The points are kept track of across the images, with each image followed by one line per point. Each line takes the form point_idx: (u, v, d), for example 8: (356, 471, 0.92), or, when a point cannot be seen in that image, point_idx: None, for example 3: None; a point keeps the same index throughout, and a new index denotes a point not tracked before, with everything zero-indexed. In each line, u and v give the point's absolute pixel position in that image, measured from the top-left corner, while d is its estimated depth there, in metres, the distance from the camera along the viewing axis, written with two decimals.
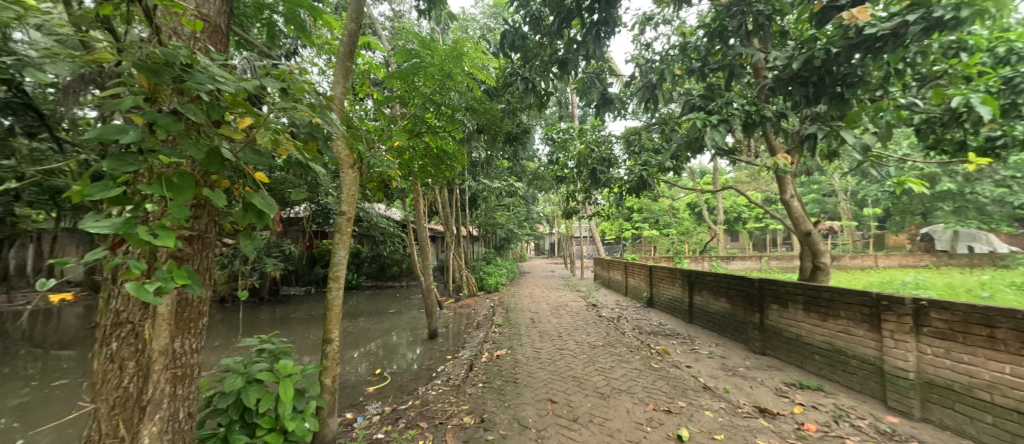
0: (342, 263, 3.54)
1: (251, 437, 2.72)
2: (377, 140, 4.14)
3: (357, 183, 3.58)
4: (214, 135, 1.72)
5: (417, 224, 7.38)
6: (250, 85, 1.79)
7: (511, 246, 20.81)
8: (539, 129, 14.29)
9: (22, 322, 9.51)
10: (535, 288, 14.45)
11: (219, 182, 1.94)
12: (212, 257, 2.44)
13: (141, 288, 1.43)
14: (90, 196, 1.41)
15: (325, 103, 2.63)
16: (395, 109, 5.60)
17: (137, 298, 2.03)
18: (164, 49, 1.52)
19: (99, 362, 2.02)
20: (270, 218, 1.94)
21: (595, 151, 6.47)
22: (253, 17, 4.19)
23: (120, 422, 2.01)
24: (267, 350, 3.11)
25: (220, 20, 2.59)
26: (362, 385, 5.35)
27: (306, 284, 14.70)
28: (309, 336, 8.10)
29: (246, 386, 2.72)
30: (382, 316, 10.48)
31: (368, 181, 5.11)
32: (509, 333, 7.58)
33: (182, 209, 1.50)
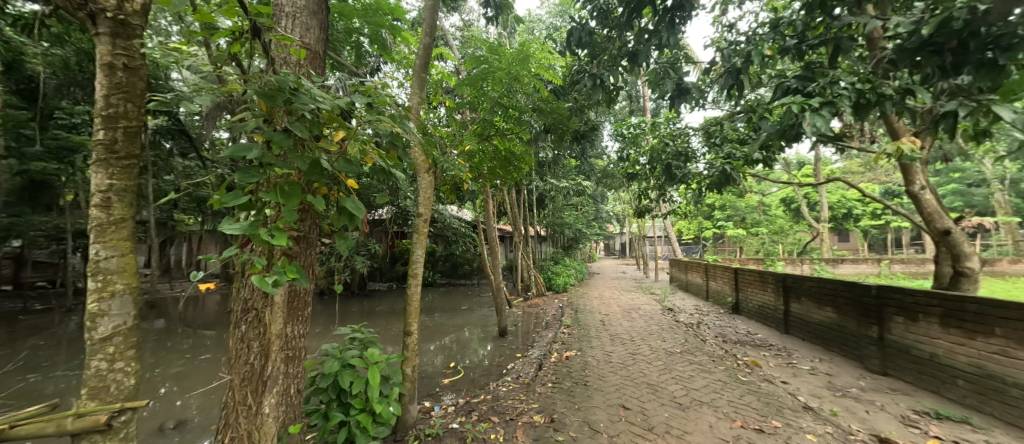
0: (420, 261, 3.80)
1: (346, 414, 3.06)
2: (449, 145, 4.36)
3: (432, 186, 3.81)
4: (316, 148, 1.98)
5: (486, 225, 7.57)
6: (343, 102, 2.03)
7: (580, 246, 20.47)
8: (608, 125, 13.89)
9: (178, 306, 11.75)
10: (606, 290, 14.01)
11: (320, 188, 2.22)
12: (313, 254, 2.78)
13: (263, 280, 1.70)
14: (226, 203, 1.72)
15: (405, 114, 2.86)
16: (466, 116, 5.85)
17: (260, 289, 2.41)
18: (277, 77, 1.80)
19: (234, 341, 2.43)
20: (360, 220, 2.18)
21: (670, 145, 6.07)
22: (344, 41, 4.73)
23: (248, 392, 2.39)
24: (358, 338, 3.47)
25: (319, 47, 2.95)
26: (438, 377, 5.68)
27: (388, 280, 15.99)
28: (391, 328, 8.82)
29: (341, 370, 3.06)
30: (455, 312, 11.01)
31: (442, 184, 5.40)
32: (578, 334, 7.47)
33: (292, 213, 1.76)
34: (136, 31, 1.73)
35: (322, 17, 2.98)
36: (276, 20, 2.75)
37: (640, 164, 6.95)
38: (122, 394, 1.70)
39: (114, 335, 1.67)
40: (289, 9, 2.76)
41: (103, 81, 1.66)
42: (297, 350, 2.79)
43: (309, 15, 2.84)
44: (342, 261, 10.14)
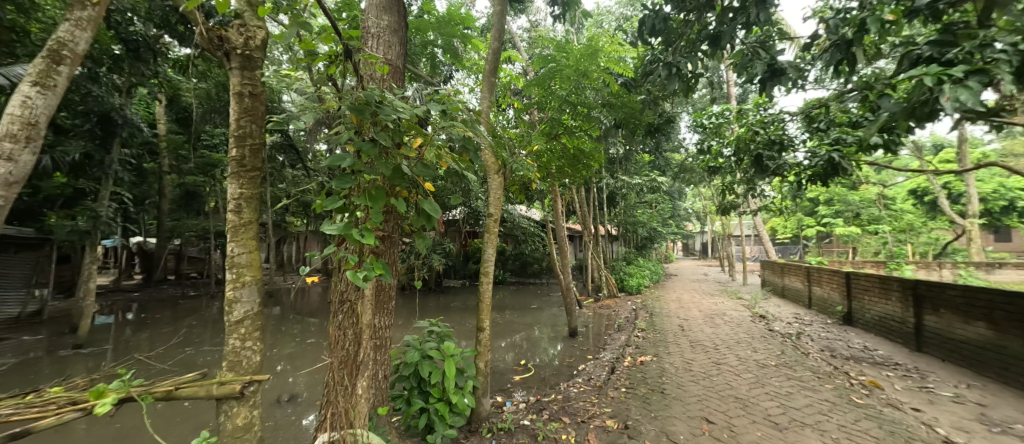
0: (491, 260, 3.94)
1: (426, 402, 3.30)
2: (517, 146, 4.43)
3: (502, 187, 3.93)
4: (398, 155, 2.18)
5: (555, 224, 7.52)
6: (420, 111, 2.19)
7: (655, 245, 19.38)
8: (687, 116, 12.92)
9: (289, 296, 13.62)
10: (685, 293, 13.09)
11: (401, 192, 2.43)
12: (396, 252, 3.05)
13: (355, 276, 1.92)
14: (326, 206, 1.99)
15: (476, 118, 2.98)
16: (534, 116, 5.91)
17: (353, 283, 2.71)
18: (364, 92, 2.02)
19: (333, 328, 2.75)
20: (437, 220, 2.33)
21: (760, 133, 5.41)
22: (420, 54, 5.09)
23: (344, 374, 2.68)
24: (435, 331, 3.70)
25: (399, 61, 3.21)
26: (509, 373, 5.81)
27: (462, 278, 16.74)
28: (465, 323, 9.23)
29: (421, 360, 3.30)
30: (525, 311, 11.14)
31: (511, 184, 5.51)
32: (654, 339, 7.11)
33: (378, 215, 1.96)
34: (258, 63, 2.10)
35: (402, 34, 3.24)
36: (364, 41, 3.05)
37: (724, 156, 6.36)
38: (251, 368, 2.04)
39: (243, 318, 2.02)
40: (374, 30, 3.05)
41: (236, 108, 2.04)
42: (383, 340, 3.07)
43: (391, 33, 3.12)
44: (420, 259, 10.87)
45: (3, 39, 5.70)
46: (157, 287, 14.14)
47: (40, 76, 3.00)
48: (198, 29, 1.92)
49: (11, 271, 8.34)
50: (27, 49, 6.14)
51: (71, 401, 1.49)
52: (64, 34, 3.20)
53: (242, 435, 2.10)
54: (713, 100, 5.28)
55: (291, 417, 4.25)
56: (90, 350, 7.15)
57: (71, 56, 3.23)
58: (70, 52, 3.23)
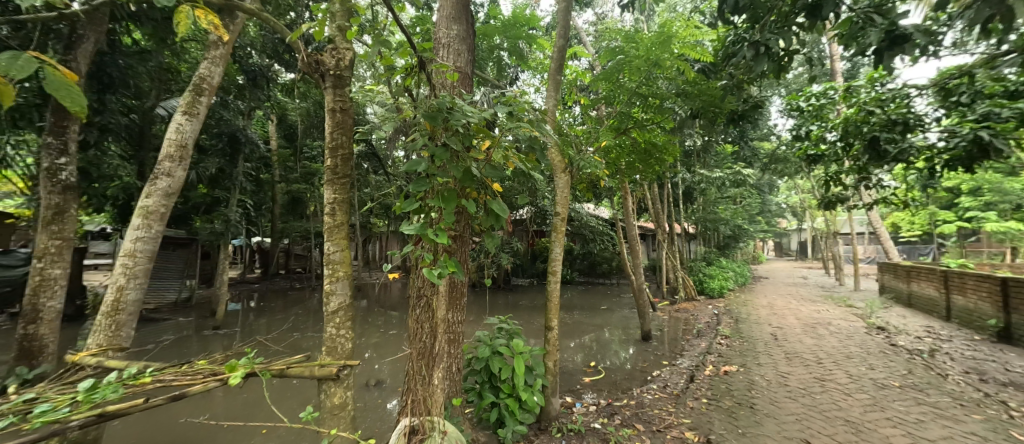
0: (559, 259, 3.92)
1: (497, 396, 3.40)
2: (584, 143, 4.35)
3: (569, 185, 3.91)
4: (468, 158, 2.29)
5: (625, 223, 7.20)
6: (487, 114, 2.28)
7: (741, 244, 17.58)
8: (778, 99, 11.54)
9: (374, 290, 14.95)
10: (778, 298, 11.66)
11: (471, 193, 2.53)
12: (467, 251, 3.20)
13: (431, 272, 2.07)
14: (405, 208, 2.17)
15: (542, 118, 3.00)
16: (602, 111, 5.75)
17: (429, 280, 2.90)
18: (437, 100, 2.16)
19: (413, 321, 2.99)
20: (505, 220, 2.40)
21: (875, 113, 4.57)
22: (487, 58, 5.30)
23: (421, 365, 2.88)
24: (505, 329, 3.80)
25: (468, 68, 3.34)
26: (578, 374, 5.72)
27: (530, 277, 16.85)
28: (534, 322, 9.28)
29: (491, 356, 3.42)
30: (595, 311, 10.87)
31: (579, 182, 5.42)
32: (740, 347, 6.47)
33: (450, 215, 2.10)
34: (347, 81, 2.38)
35: (470, 42, 3.37)
36: (436, 52, 3.24)
37: (828, 141, 5.50)
38: (345, 353, 2.30)
39: (337, 308, 2.28)
40: (445, 40, 3.23)
41: (330, 123, 2.34)
42: (456, 334, 3.25)
43: (460, 41, 3.26)
44: (489, 257, 11.19)
45: (164, 78, 7.11)
46: (271, 280, 16.49)
47: (188, 106, 3.69)
48: (302, 57, 2.29)
49: (170, 265, 10.35)
50: (179, 85, 7.59)
51: (212, 372, 1.83)
52: (204, 71, 3.93)
53: (338, 413, 2.39)
54: (812, 78, 4.62)
55: (377, 400, 4.66)
56: (225, 331, 8.60)
57: (209, 88, 3.92)
58: (208, 84, 3.92)
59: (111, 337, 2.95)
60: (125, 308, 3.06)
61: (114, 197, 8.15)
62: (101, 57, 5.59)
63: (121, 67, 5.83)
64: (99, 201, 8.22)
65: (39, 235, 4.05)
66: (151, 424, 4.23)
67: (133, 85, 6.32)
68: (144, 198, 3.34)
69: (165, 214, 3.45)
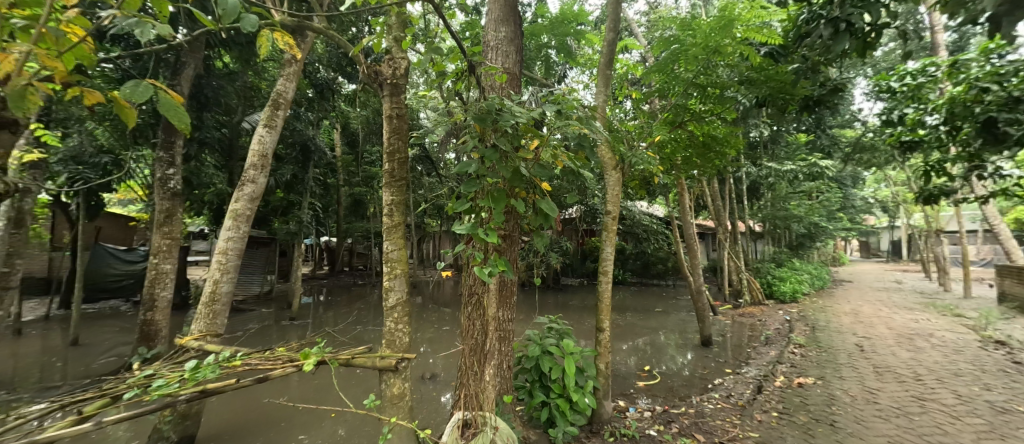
0: (610, 259, 3.82)
1: (547, 396, 3.40)
2: (637, 138, 4.18)
3: (620, 183, 3.82)
4: (517, 158, 2.32)
5: (682, 221, 6.81)
6: (535, 113, 2.30)
7: (818, 244, 15.88)
8: (863, 80, 10.25)
9: (428, 288, 15.61)
10: (864, 305, 10.36)
11: (520, 193, 2.54)
12: (517, 251, 3.24)
13: (482, 270, 2.12)
14: (457, 208, 2.25)
15: (591, 115, 2.94)
16: (657, 105, 5.52)
17: (480, 280, 2.98)
18: (487, 102, 2.21)
19: (465, 318, 3.08)
20: (554, 219, 2.40)
21: (993, 90, 3.83)
22: (536, 57, 5.33)
23: (473, 361, 2.96)
24: (555, 328, 3.78)
25: (516, 68, 3.36)
26: (632, 378, 5.54)
27: (580, 276, 16.58)
28: (585, 322, 9.13)
29: (542, 355, 3.43)
30: (650, 314, 10.42)
31: (631, 180, 5.24)
32: (818, 358, 5.85)
33: (500, 215, 2.14)
34: (402, 89, 2.53)
35: (518, 42, 3.40)
36: (485, 55, 3.31)
37: (928, 126, 4.76)
38: (402, 347, 2.43)
39: (395, 303, 2.44)
40: (493, 42, 3.28)
41: (388, 129, 2.51)
42: (507, 332, 3.31)
43: (508, 43, 3.30)
44: (539, 256, 11.18)
45: (248, 96, 7.99)
46: (338, 276, 17.88)
47: (269, 120, 4.13)
48: (363, 69, 2.51)
49: (255, 262, 11.61)
50: (261, 101, 8.47)
51: (290, 358, 2.03)
52: (281, 87, 4.36)
53: (397, 402, 2.53)
54: (906, 54, 4.02)
55: (432, 393, 4.88)
56: (299, 322, 9.49)
57: (285, 102, 4.34)
58: (283, 99, 4.34)
59: (209, 324, 3.42)
60: (220, 299, 3.51)
61: (210, 202, 9.32)
62: (199, 81, 6.41)
63: (215, 88, 6.65)
64: (198, 206, 9.44)
65: (155, 235, 4.74)
66: (241, 401, 4.79)
67: (223, 103, 7.17)
68: (233, 203, 3.79)
69: (251, 216, 3.88)
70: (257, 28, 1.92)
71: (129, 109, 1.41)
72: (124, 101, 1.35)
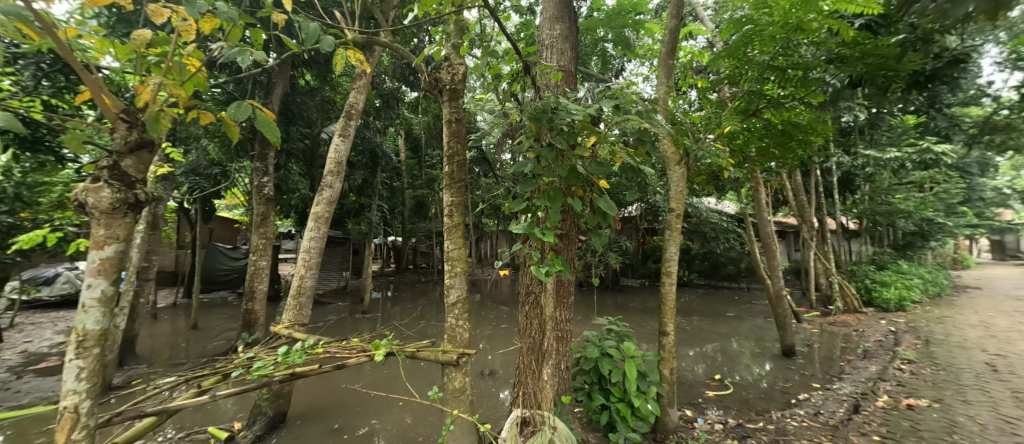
0: (674, 259, 3.61)
1: (607, 399, 3.31)
2: (702, 130, 3.91)
3: (685, 179, 3.63)
4: (573, 156, 2.29)
5: (757, 219, 6.21)
6: (592, 109, 2.24)
7: (933, 244, 13.53)
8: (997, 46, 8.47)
9: (487, 286, 15.98)
10: (998, 317, 8.61)
11: (577, 192, 2.49)
12: (574, 251, 3.20)
13: (539, 270, 2.13)
14: (514, 208, 2.28)
15: (652, 108, 2.80)
16: (728, 94, 5.11)
17: (536, 279, 3.00)
18: (542, 101, 2.22)
19: (523, 317, 3.12)
20: (613, 218, 2.33)
21: None
22: (592, 52, 5.34)
23: (531, 359, 2.97)
24: (614, 330, 3.67)
25: (571, 65, 3.31)
26: (700, 387, 5.17)
27: (641, 277, 15.85)
28: (646, 325, 8.72)
29: (601, 357, 3.35)
30: (720, 319, 9.65)
31: (697, 175, 4.93)
32: (934, 377, 4.98)
33: (557, 214, 2.14)
34: (460, 94, 2.64)
35: (574, 38, 3.35)
36: (540, 54, 3.31)
37: None
38: (463, 342, 2.53)
39: (456, 300, 2.55)
40: (548, 41, 3.27)
41: (447, 133, 2.63)
42: (565, 333, 3.28)
43: (563, 40, 3.27)
44: (596, 256, 10.89)
45: (326, 109, 8.82)
46: (404, 273, 19.01)
47: (343, 129, 4.52)
48: (425, 78, 2.66)
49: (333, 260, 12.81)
50: (336, 113, 9.27)
51: (363, 348, 2.22)
52: (353, 100, 4.74)
53: (458, 395, 2.64)
54: None
55: (491, 389, 4.99)
56: (370, 315, 10.28)
57: (356, 112, 4.71)
58: (355, 110, 4.72)
59: (297, 314, 3.84)
60: (305, 292, 3.92)
61: (296, 206, 10.44)
62: (286, 98, 7.20)
63: (298, 103, 7.43)
64: (287, 209, 10.62)
65: (254, 236, 5.42)
66: (323, 385, 5.31)
67: (305, 117, 7.99)
68: (315, 206, 4.21)
69: (329, 218, 4.27)
70: (334, 47, 2.10)
71: (234, 127, 1.63)
72: (229, 121, 1.58)
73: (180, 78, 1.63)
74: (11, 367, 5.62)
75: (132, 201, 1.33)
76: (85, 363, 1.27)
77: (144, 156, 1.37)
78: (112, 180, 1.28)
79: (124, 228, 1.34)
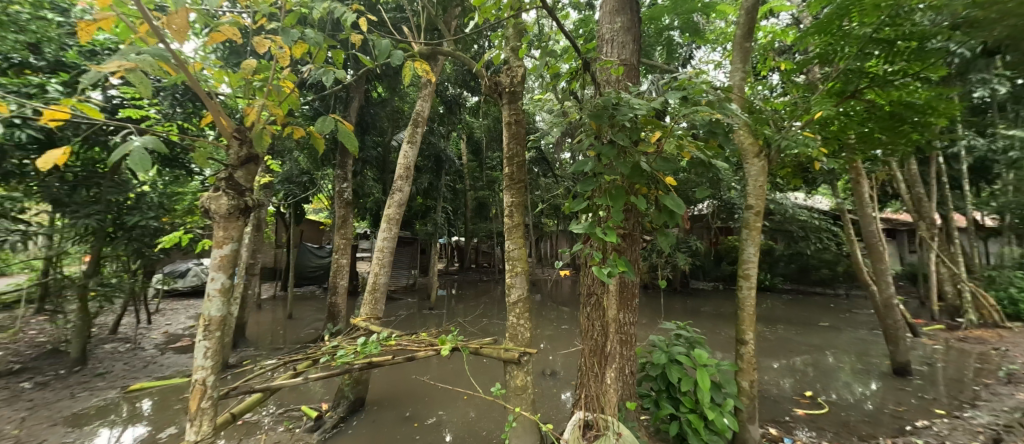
0: (753, 261, 3.29)
1: (676, 409, 3.11)
2: (787, 118, 3.51)
3: (765, 173, 3.29)
4: (636, 152, 2.19)
5: (857, 215, 5.41)
6: (656, 103, 2.13)
7: None
8: None
9: (547, 286, 15.95)
10: None
11: (641, 190, 2.38)
12: (639, 251, 3.07)
13: (601, 271, 2.08)
14: (575, 207, 2.25)
15: (725, 97, 2.58)
16: (819, 75, 4.53)
17: (598, 279, 2.93)
18: (603, 98, 2.16)
19: (585, 318, 3.06)
20: (681, 217, 2.18)
21: None
22: (656, 42, 5.08)
23: (594, 362, 2.91)
24: (684, 336, 3.45)
25: (634, 58, 3.18)
26: (787, 403, 4.64)
27: (714, 280, 14.67)
28: (721, 332, 8.04)
29: (669, 364, 3.16)
30: (811, 328, 8.56)
31: (781, 168, 4.44)
32: None
33: (619, 213, 2.07)
34: (519, 96, 2.68)
35: (636, 30, 3.20)
36: (600, 49, 3.23)
37: None
38: (524, 340, 2.56)
39: (517, 299, 2.59)
40: (608, 35, 3.18)
41: (507, 134, 2.68)
42: (629, 336, 3.15)
43: (624, 33, 3.14)
44: (663, 256, 10.29)
45: (396, 118, 9.47)
46: (467, 272, 19.70)
47: (411, 137, 4.82)
48: (486, 83, 2.74)
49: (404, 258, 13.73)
50: (405, 121, 9.92)
51: (431, 343, 2.35)
52: (419, 108, 5.03)
53: (520, 393, 2.67)
54: None
55: (553, 389, 4.96)
56: (437, 311, 10.84)
57: (422, 119, 4.99)
58: (421, 117, 5.00)
59: (372, 308, 4.17)
60: (379, 288, 4.25)
61: (372, 209, 11.35)
62: (362, 111, 7.87)
63: (372, 114, 8.08)
64: (364, 212, 11.59)
65: (337, 236, 6.01)
66: (395, 375, 5.70)
67: (378, 127, 8.66)
68: (387, 209, 4.54)
69: (398, 219, 4.57)
70: (402, 60, 2.25)
71: (321, 139, 1.82)
72: (316, 134, 1.77)
73: (277, 100, 1.85)
74: (157, 345, 6.87)
75: (243, 207, 1.56)
76: (210, 344, 1.51)
77: (252, 168, 1.59)
78: (229, 190, 1.52)
79: (237, 230, 1.57)
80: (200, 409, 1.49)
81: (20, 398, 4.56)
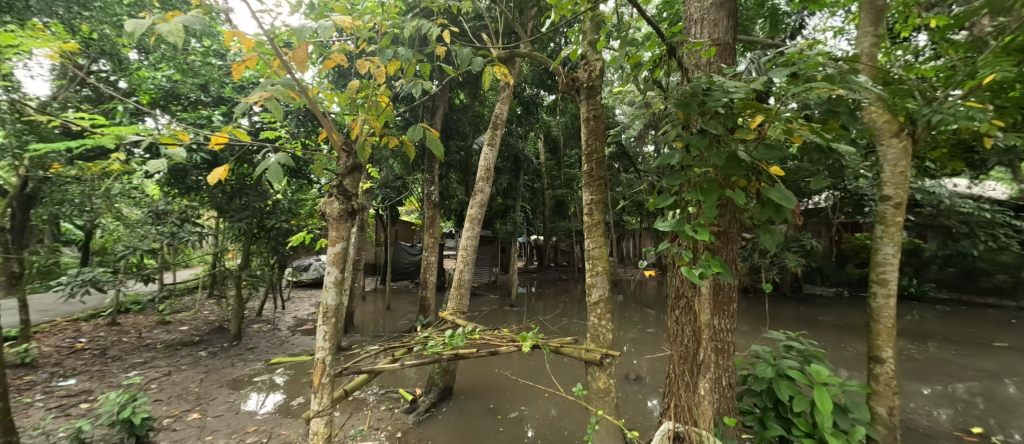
0: (891, 263, 2.72)
1: (787, 430, 2.73)
2: (938, 86, 2.83)
3: (908, 155, 2.70)
4: (732, 141, 1.95)
5: None
6: (757, 84, 1.88)
7: None
8: None
9: (631, 287, 15.25)
10: None
11: (739, 182, 2.12)
12: (737, 251, 2.75)
13: (691, 272, 1.89)
14: (660, 204, 2.09)
15: (850, 68, 2.17)
16: (987, 28, 3.57)
17: (689, 281, 2.70)
18: (692, 84, 1.97)
19: (673, 322, 2.86)
20: (790, 212, 1.88)
21: None
22: (755, 14, 4.51)
23: (685, 370, 2.70)
24: (795, 348, 3.00)
25: (729, 36, 2.86)
26: (943, 439, 3.76)
27: (836, 285, 12.52)
28: (846, 347, 6.83)
29: (777, 379, 2.76)
30: (979, 349, 6.80)
31: (930, 149, 3.60)
32: None
33: (712, 209, 1.87)
34: (597, 91, 2.60)
35: (730, 4, 2.87)
36: (688, 32, 2.98)
37: None
38: (605, 342, 2.48)
39: (598, 300, 2.51)
40: (697, 14, 2.90)
41: (586, 130, 2.62)
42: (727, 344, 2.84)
43: (716, 9, 2.84)
44: (767, 257, 9.11)
45: (478, 123, 9.93)
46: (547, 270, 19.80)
47: (490, 139, 5.00)
48: (562, 79, 2.71)
49: None
50: (485, 124, 10.35)
51: (512, 339, 2.40)
52: (497, 110, 5.20)
53: (603, 396, 2.59)
54: None
55: (638, 395, 4.72)
56: (518, 308, 11.12)
57: (500, 121, 5.15)
58: (500, 120, 5.16)
59: (458, 303, 4.42)
60: (464, 284, 4.48)
61: (457, 209, 12.08)
62: (446, 117, 8.42)
63: (455, 121, 8.59)
64: (449, 212, 12.39)
65: (427, 235, 6.54)
66: (480, 367, 5.97)
67: (460, 132, 9.19)
68: (470, 209, 4.78)
69: (479, 218, 4.77)
70: (481, 66, 2.34)
71: (412, 147, 1.98)
72: (408, 142, 1.93)
73: (375, 113, 2.07)
74: (289, 327, 8.20)
75: (350, 210, 1.78)
76: (327, 328, 1.75)
77: (357, 176, 1.80)
78: (340, 197, 1.74)
79: (346, 231, 1.79)
80: (321, 384, 1.74)
81: (200, 363, 5.83)
